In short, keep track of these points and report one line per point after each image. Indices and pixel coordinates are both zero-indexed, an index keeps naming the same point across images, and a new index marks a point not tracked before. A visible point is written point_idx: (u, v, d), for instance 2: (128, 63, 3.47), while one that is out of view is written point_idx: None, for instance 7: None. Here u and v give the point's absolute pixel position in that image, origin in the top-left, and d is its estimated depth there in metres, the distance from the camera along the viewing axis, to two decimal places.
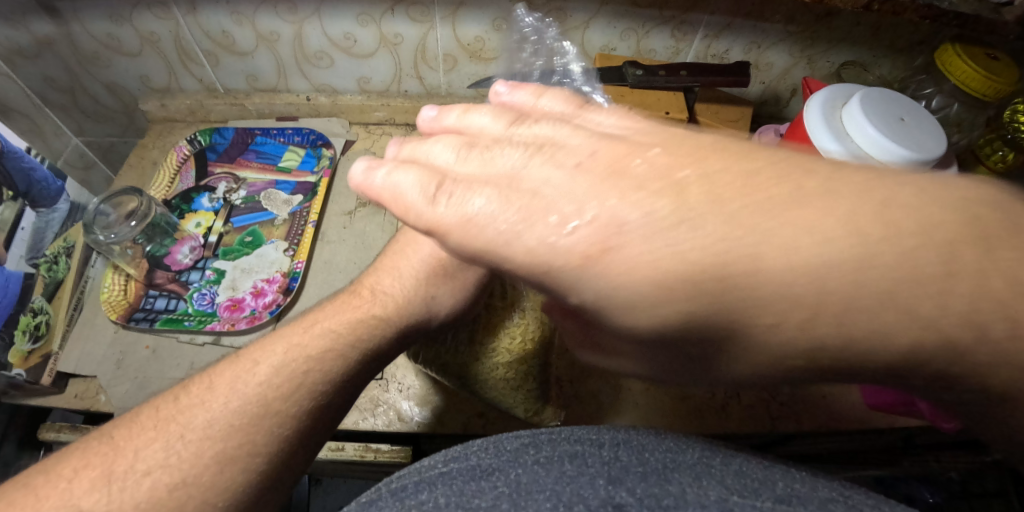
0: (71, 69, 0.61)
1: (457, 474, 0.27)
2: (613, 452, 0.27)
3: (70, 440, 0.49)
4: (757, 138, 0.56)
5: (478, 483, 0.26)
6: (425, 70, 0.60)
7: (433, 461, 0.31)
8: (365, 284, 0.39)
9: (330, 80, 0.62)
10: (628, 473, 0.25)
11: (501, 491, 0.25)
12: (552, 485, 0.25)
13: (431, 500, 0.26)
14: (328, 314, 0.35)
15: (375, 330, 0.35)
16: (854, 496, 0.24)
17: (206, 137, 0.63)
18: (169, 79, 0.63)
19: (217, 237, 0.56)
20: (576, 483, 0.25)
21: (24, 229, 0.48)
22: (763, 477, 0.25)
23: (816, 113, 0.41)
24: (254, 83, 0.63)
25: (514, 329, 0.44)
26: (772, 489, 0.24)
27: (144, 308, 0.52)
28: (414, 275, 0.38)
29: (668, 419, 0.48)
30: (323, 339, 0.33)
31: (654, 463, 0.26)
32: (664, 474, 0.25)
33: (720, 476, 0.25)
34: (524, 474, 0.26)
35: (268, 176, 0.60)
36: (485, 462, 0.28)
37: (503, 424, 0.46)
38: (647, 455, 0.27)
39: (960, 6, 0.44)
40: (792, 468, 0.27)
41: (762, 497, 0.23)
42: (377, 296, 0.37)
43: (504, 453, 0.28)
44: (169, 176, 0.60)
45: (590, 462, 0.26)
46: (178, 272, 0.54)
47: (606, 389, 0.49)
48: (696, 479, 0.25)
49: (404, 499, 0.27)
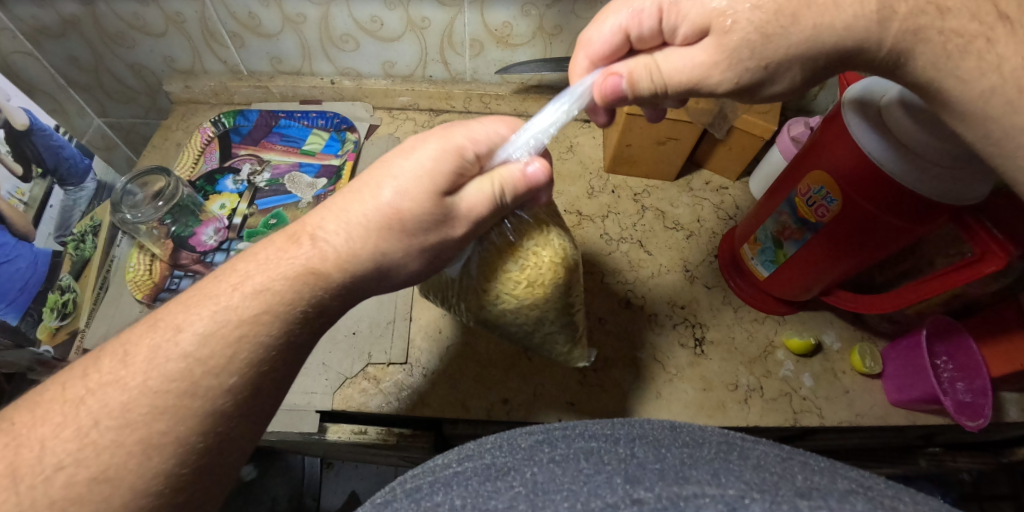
0: (96, 49, 0.61)
1: (472, 474, 0.27)
2: (628, 448, 0.27)
3: None
4: (786, 130, 0.54)
5: (494, 483, 0.25)
6: (450, 55, 0.59)
7: (446, 460, 0.30)
8: (307, 229, 0.29)
9: (354, 63, 0.61)
10: (645, 471, 0.25)
11: (517, 492, 0.24)
12: (569, 484, 0.24)
13: (447, 502, 0.24)
14: (263, 267, 0.27)
15: (314, 289, 0.27)
16: (874, 488, 0.23)
17: (230, 119, 0.62)
18: (193, 60, 0.63)
19: (242, 219, 0.56)
20: (593, 482, 0.24)
21: (52, 206, 0.48)
22: (781, 470, 0.24)
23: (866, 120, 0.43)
24: (278, 66, 0.63)
25: (518, 276, 0.38)
26: (792, 482, 0.23)
27: (169, 289, 0.52)
28: (363, 222, 0.28)
29: (692, 411, 0.47)
30: (254, 302, 0.25)
31: (671, 460, 0.25)
32: (681, 471, 0.24)
33: (738, 471, 0.24)
34: (540, 474, 0.25)
35: (293, 159, 0.60)
36: (500, 461, 0.27)
37: (527, 409, 0.46)
38: (663, 450, 0.26)
39: None
40: (810, 459, 0.26)
41: (782, 489, 0.22)
42: (318, 247, 0.28)
43: (518, 451, 0.28)
44: (193, 157, 0.60)
45: (607, 459, 0.26)
46: (203, 253, 0.54)
47: (629, 378, 0.49)
48: (714, 476, 0.24)
49: (420, 499, 0.26)
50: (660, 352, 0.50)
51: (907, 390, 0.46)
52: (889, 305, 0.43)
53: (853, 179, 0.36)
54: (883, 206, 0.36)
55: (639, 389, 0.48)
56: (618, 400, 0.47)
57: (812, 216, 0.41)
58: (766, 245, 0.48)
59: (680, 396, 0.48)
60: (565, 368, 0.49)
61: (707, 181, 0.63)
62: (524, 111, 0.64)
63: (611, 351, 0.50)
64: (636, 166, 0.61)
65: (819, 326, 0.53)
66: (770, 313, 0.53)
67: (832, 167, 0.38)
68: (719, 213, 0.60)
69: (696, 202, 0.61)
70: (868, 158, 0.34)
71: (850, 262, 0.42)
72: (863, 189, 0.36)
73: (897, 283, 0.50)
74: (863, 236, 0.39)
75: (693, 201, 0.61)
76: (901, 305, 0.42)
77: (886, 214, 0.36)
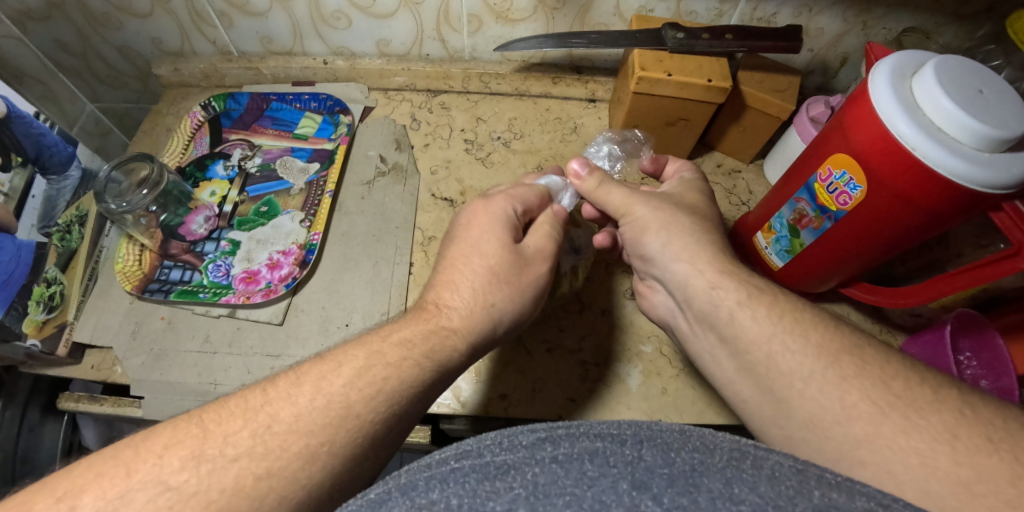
0: (82, 32, 0.59)
1: (471, 470, 0.24)
2: (636, 450, 0.24)
3: (86, 410, 0.50)
4: (804, 110, 0.52)
5: (493, 483, 0.23)
6: (448, 32, 0.56)
7: (442, 455, 0.26)
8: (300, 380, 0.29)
9: (348, 42, 0.58)
10: (654, 476, 0.23)
11: (518, 494, 0.22)
12: (572, 488, 0.22)
13: (443, 501, 0.22)
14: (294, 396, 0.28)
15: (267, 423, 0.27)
16: (893, 505, 0.21)
17: (220, 103, 0.60)
18: (182, 41, 0.60)
19: (232, 206, 0.54)
20: (597, 486, 0.22)
21: (35, 197, 0.46)
22: (797, 484, 0.22)
23: (931, 74, 0.34)
24: (269, 46, 0.60)
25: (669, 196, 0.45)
26: (808, 497, 0.21)
27: (159, 280, 0.51)
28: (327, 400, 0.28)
29: (699, 408, 0.45)
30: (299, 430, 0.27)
31: (681, 466, 0.23)
32: (691, 477, 0.23)
33: (752, 482, 0.22)
34: (543, 474, 0.23)
35: (285, 143, 0.58)
36: (500, 457, 0.25)
37: (526, 406, 0.45)
38: (672, 455, 0.24)
39: (762, 41, 0.48)
40: (826, 472, 0.24)
41: (799, 507, 0.21)
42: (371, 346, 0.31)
43: (520, 449, 0.25)
44: (183, 143, 0.59)
45: (613, 462, 0.24)
46: (193, 242, 0.53)
47: (635, 373, 0.46)
48: (726, 486, 0.22)
49: (414, 496, 0.23)
50: (668, 346, 0.48)
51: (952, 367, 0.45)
52: (914, 299, 0.42)
53: (876, 158, 0.36)
54: (910, 187, 0.35)
55: (644, 385, 0.46)
56: (622, 398, 0.45)
57: (832, 203, 0.41)
58: (782, 234, 0.48)
59: (690, 393, 0.45)
60: (568, 363, 0.47)
61: (719, 163, 0.61)
62: (526, 91, 0.61)
63: (614, 345, 0.48)
64: None
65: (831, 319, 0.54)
66: (799, 284, 0.50)
67: (858, 154, 0.37)
68: (731, 199, 0.59)
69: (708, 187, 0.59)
70: (894, 137, 0.34)
71: (874, 248, 0.42)
72: (894, 175, 0.36)
73: (918, 275, 0.49)
74: (887, 223, 0.39)
75: None
76: (922, 303, 0.42)
77: (915, 199, 0.36)
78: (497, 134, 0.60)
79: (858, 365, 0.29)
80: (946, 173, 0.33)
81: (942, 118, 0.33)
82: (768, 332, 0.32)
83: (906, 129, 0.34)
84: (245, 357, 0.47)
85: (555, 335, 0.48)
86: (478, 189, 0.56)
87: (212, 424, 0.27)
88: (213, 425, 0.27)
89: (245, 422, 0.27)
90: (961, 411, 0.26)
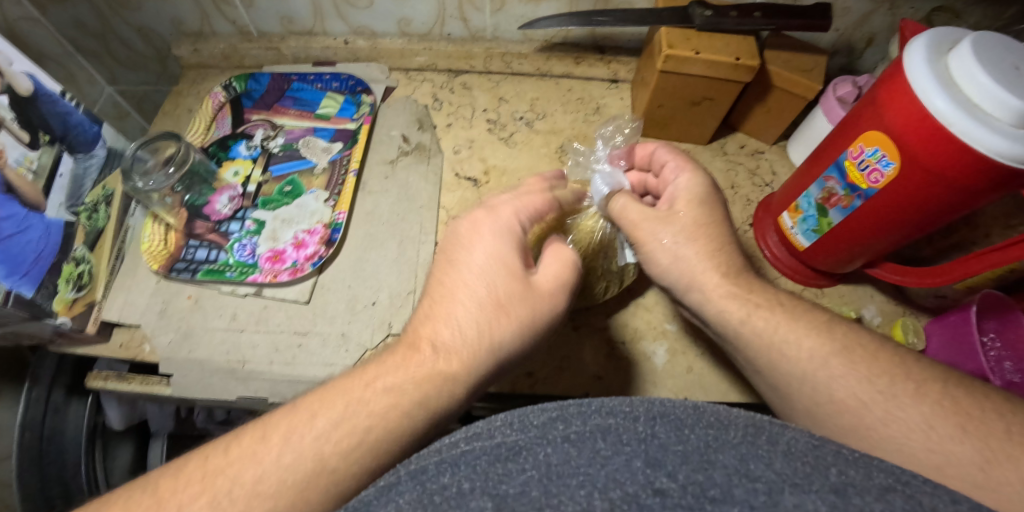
0: (102, 14, 0.59)
1: (481, 454, 0.24)
2: (648, 427, 0.24)
3: (116, 388, 0.51)
4: (831, 90, 0.51)
5: (505, 465, 0.23)
6: (470, 11, 0.55)
7: (452, 438, 0.26)
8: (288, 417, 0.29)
9: (368, 22, 0.58)
10: (668, 453, 0.22)
11: (530, 476, 0.22)
12: (585, 467, 0.22)
13: (454, 486, 0.22)
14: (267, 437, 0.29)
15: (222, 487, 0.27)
16: (912, 483, 0.21)
17: (241, 83, 0.60)
18: (202, 22, 0.60)
19: (256, 186, 0.55)
20: (611, 465, 0.22)
21: (62, 176, 0.47)
22: (814, 461, 0.22)
23: (969, 48, 0.33)
24: (289, 26, 0.60)
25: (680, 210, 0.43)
26: (825, 476, 0.21)
27: (185, 259, 0.51)
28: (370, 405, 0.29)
29: (725, 385, 0.45)
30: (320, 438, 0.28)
31: (695, 442, 0.23)
32: (706, 454, 0.22)
33: (768, 458, 0.22)
34: (555, 454, 0.23)
35: (306, 124, 0.58)
36: (510, 438, 0.24)
37: (551, 383, 0.45)
38: (686, 431, 0.24)
39: (791, 19, 0.48)
40: (843, 447, 0.24)
41: (816, 485, 0.21)
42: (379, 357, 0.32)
43: (530, 429, 0.25)
44: (205, 123, 0.59)
45: (625, 439, 0.23)
46: (218, 222, 0.53)
47: (660, 351, 0.46)
48: (742, 463, 0.22)
49: (425, 482, 0.23)
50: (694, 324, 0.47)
51: (966, 359, 0.45)
52: (942, 278, 0.42)
53: (911, 136, 0.36)
54: (942, 163, 0.35)
55: (670, 363, 0.46)
56: (648, 375, 0.45)
57: (863, 181, 0.41)
58: (809, 214, 0.47)
59: (718, 372, 0.45)
60: (593, 340, 0.47)
61: (742, 144, 0.60)
62: (548, 71, 0.61)
63: (639, 324, 0.48)
64: (670, 128, 0.57)
65: (859, 300, 0.54)
66: (821, 264, 0.50)
67: (891, 130, 0.37)
68: (755, 179, 0.58)
69: (731, 167, 0.59)
70: (930, 114, 0.34)
71: (902, 226, 0.41)
72: (928, 151, 0.35)
73: (945, 255, 0.48)
74: (919, 200, 0.38)
75: (727, 165, 0.59)
76: (950, 282, 0.41)
77: (948, 175, 0.35)
78: (519, 114, 0.59)
79: (856, 362, 0.32)
80: (983, 149, 0.32)
81: (979, 93, 0.32)
82: (763, 349, 0.35)
83: (941, 105, 0.33)
84: (272, 334, 0.47)
85: (583, 314, 0.48)
86: (501, 169, 0.56)
87: (165, 493, 0.27)
88: (167, 492, 0.27)
89: (201, 487, 0.27)
90: (948, 401, 0.29)
